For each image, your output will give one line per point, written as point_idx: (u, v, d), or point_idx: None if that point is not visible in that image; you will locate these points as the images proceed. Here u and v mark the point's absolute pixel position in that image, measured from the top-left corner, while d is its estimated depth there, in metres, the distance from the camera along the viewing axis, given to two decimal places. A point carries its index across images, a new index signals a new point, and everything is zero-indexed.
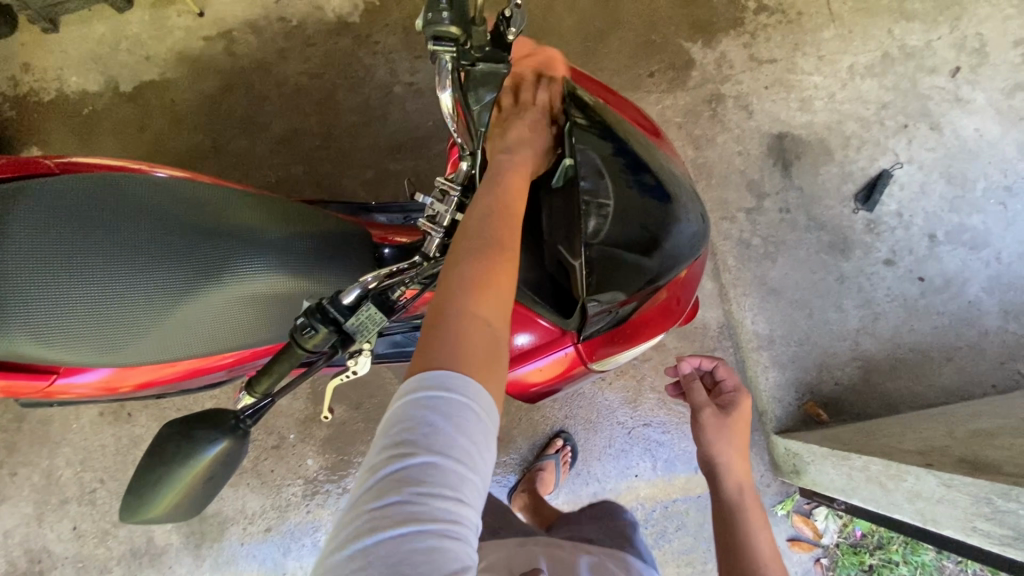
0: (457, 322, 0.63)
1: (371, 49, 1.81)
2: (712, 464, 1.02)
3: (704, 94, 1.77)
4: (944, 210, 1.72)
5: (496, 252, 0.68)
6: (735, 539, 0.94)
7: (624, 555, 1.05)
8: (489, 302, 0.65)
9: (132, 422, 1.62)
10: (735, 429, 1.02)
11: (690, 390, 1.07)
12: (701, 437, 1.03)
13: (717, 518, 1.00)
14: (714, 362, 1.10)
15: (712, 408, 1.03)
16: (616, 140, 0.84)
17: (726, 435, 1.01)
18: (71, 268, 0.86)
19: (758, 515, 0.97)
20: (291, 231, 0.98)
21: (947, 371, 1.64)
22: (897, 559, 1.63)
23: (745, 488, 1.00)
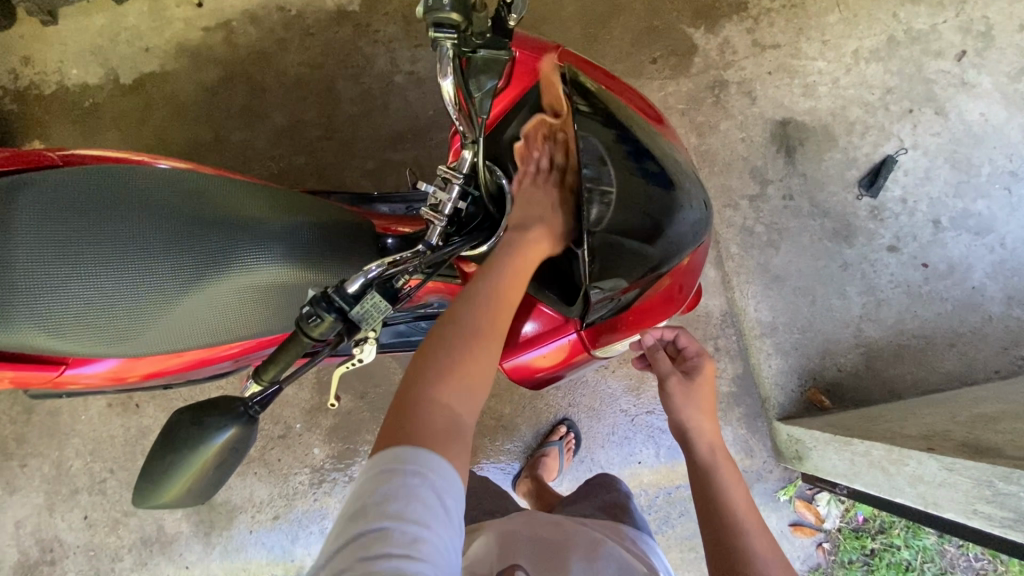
0: (429, 403, 0.70)
1: (371, 38, 1.80)
2: (681, 429, 1.00)
3: (707, 80, 1.75)
4: (949, 196, 1.71)
5: (471, 340, 0.75)
6: (710, 499, 0.92)
7: (621, 526, 1.11)
8: (460, 388, 0.73)
9: (140, 413, 1.64)
10: (701, 394, 1.01)
11: (656, 362, 1.04)
12: (667, 408, 1.02)
13: (696, 487, 0.95)
14: (675, 330, 1.06)
15: (678, 376, 1.01)
16: (620, 127, 0.84)
17: (693, 400, 1.00)
18: (78, 260, 0.87)
19: (731, 472, 0.95)
20: (296, 221, 0.98)
21: (950, 357, 1.64)
22: (898, 543, 1.65)
23: (717, 449, 0.98)
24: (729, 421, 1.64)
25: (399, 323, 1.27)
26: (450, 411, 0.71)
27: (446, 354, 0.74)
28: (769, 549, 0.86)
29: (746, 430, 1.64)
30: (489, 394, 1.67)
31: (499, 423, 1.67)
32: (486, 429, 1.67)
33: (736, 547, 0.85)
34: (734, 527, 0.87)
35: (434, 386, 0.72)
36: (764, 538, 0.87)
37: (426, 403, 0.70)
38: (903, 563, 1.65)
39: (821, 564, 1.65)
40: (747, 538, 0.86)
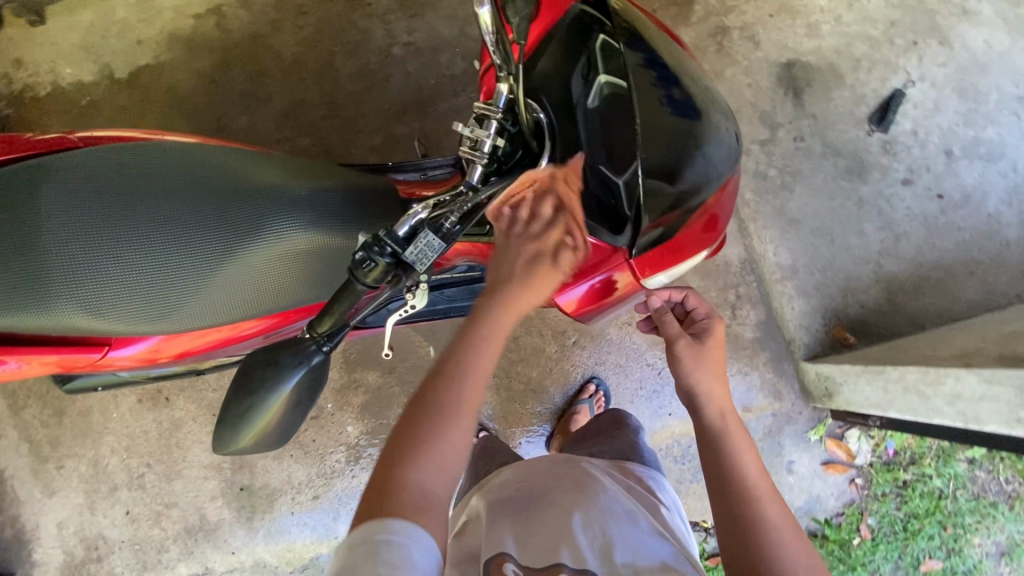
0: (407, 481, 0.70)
1: (365, 12, 1.77)
2: (689, 393, 0.96)
3: (709, 28, 1.73)
4: (960, 125, 1.71)
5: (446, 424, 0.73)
6: (723, 467, 0.89)
7: (630, 463, 1.16)
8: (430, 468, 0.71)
9: (171, 405, 1.65)
10: (711, 354, 0.97)
11: (662, 323, 0.99)
12: (674, 370, 0.97)
13: (706, 460, 0.91)
14: (684, 291, 1.02)
15: (686, 339, 0.97)
16: (645, 50, 0.83)
17: (705, 363, 0.95)
18: (110, 237, 0.87)
19: (742, 435, 0.92)
20: (322, 186, 0.98)
21: (971, 286, 1.65)
22: (930, 472, 1.68)
23: (728, 416, 0.94)
24: (756, 367, 1.65)
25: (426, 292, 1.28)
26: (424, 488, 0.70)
27: (432, 433, 0.72)
28: (785, 521, 0.84)
29: (774, 373, 1.65)
30: (516, 360, 1.68)
31: (528, 387, 1.68)
32: (515, 394, 1.68)
33: (750, 518, 0.83)
34: (747, 497, 0.85)
35: (416, 466, 0.71)
36: (778, 508, 0.85)
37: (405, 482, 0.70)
38: (935, 491, 1.68)
39: (856, 499, 1.68)
40: (762, 510, 0.84)
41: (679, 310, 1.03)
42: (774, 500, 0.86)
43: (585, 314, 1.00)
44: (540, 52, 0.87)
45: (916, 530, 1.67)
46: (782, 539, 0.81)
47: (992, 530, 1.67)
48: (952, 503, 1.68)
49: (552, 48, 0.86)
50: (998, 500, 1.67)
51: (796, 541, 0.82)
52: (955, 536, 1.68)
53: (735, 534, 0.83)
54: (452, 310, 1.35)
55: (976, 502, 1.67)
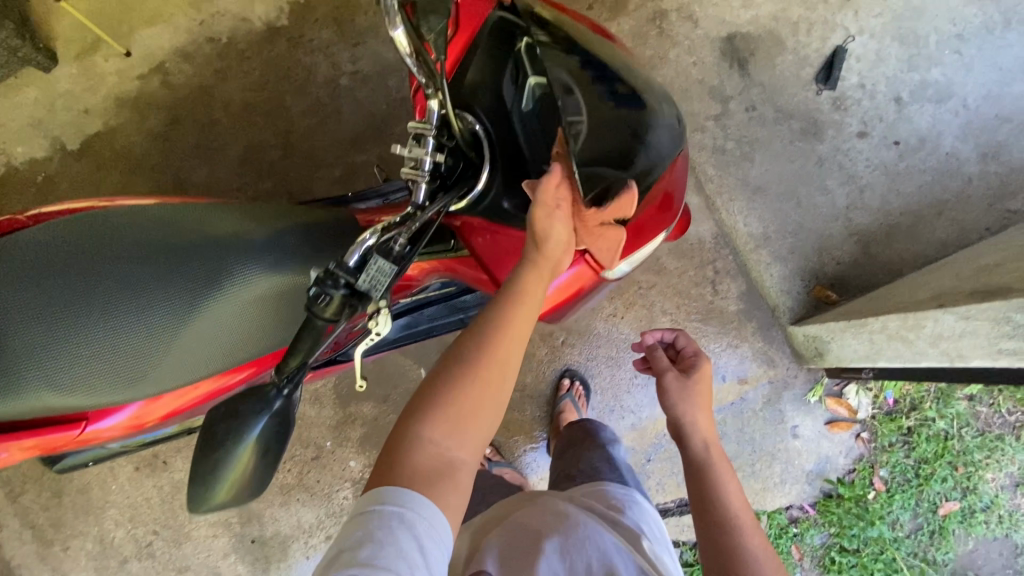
0: (424, 442, 0.72)
1: (307, 48, 1.78)
2: (677, 425, 1.05)
3: (647, 14, 1.76)
4: (904, 71, 1.73)
5: (466, 389, 0.74)
6: (710, 499, 0.98)
7: (609, 484, 1.18)
8: (449, 427, 0.73)
9: (169, 468, 1.63)
10: (699, 391, 1.07)
11: (653, 357, 1.12)
12: (664, 401, 1.07)
13: (691, 484, 1.02)
14: (675, 332, 1.15)
15: (675, 372, 1.08)
16: (584, 55, 0.84)
17: (691, 397, 1.05)
18: (75, 312, 0.86)
19: (727, 469, 1.01)
20: (278, 229, 0.98)
21: (941, 226, 1.67)
22: (932, 416, 1.68)
23: (712, 447, 1.03)
24: (745, 338, 1.66)
25: (404, 316, 1.27)
26: (442, 451, 0.73)
27: (450, 390, 0.74)
28: (761, 548, 0.93)
29: (763, 342, 1.66)
30: None
31: (524, 394, 1.67)
32: (512, 402, 1.67)
33: (732, 547, 0.92)
34: (730, 527, 0.94)
35: (432, 427, 0.73)
36: (760, 541, 0.94)
37: (419, 442, 0.72)
38: (940, 433, 1.68)
39: (864, 454, 1.68)
40: (744, 538, 0.93)
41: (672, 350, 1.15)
42: (755, 530, 0.95)
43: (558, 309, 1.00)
44: (466, 63, 0.87)
45: (928, 474, 1.68)
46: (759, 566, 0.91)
47: (1002, 463, 1.68)
48: (960, 442, 1.68)
49: (475, 63, 0.86)
50: (1003, 432, 1.68)
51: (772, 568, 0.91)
52: (967, 474, 1.68)
53: (718, 563, 0.93)
54: (434, 330, 1.33)
55: (983, 437, 1.68)
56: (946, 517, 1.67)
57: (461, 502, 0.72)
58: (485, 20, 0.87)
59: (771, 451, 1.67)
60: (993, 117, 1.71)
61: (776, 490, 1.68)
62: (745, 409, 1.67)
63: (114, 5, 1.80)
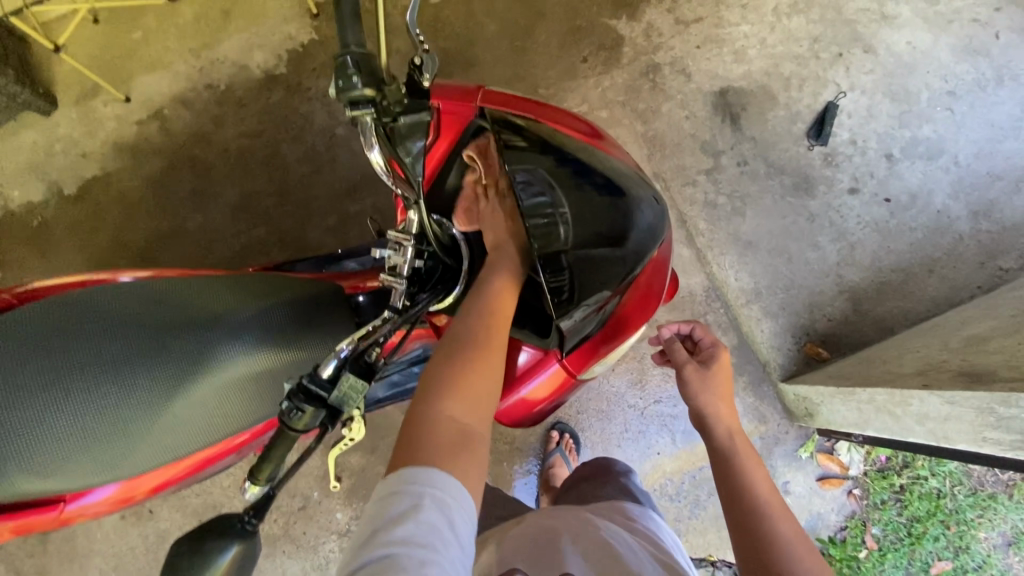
0: (439, 418, 0.71)
1: (304, 96, 1.80)
2: (699, 415, 0.99)
3: (640, 67, 1.78)
4: (896, 128, 1.75)
5: (473, 358, 0.77)
6: (736, 485, 0.90)
7: (625, 504, 1.14)
8: (465, 401, 0.74)
9: (155, 517, 1.62)
10: (717, 381, 1.01)
11: (671, 350, 1.05)
12: (683, 391, 1.01)
13: (717, 474, 0.94)
14: (692, 324, 1.07)
15: (693, 364, 1.02)
16: (557, 150, 0.88)
17: (710, 388, 0.99)
18: (55, 395, 0.85)
19: (753, 458, 0.94)
20: (263, 305, 0.99)
21: (932, 284, 1.67)
22: (925, 474, 1.67)
23: (736, 435, 0.97)
24: (736, 392, 1.66)
25: (393, 374, 1.21)
26: (459, 424, 0.72)
27: (458, 362, 0.77)
28: (796, 535, 0.85)
29: (754, 397, 1.66)
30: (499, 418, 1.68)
31: (513, 446, 1.66)
32: (502, 454, 1.66)
33: (764, 534, 0.85)
34: (759, 513, 0.87)
35: (448, 399, 0.73)
36: (790, 523, 0.86)
37: (438, 417, 0.71)
38: (933, 492, 1.67)
39: (856, 511, 1.67)
40: (774, 525, 0.85)
41: (689, 343, 1.08)
42: (787, 516, 0.87)
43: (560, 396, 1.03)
44: (447, 167, 0.96)
45: (921, 533, 1.66)
46: (793, 550, 0.83)
47: (995, 523, 1.66)
48: (952, 501, 1.67)
49: (453, 169, 0.95)
50: (996, 491, 1.67)
51: (808, 555, 0.83)
52: (960, 533, 1.66)
53: (749, 551, 0.85)
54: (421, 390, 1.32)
55: (975, 496, 1.67)
56: None
57: (483, 475, 0.69)
58: (466, 127, 0.95)
59: None
60: (984, 174, 1.72)
61: None
62: None
63: (116, 52, 1.83)
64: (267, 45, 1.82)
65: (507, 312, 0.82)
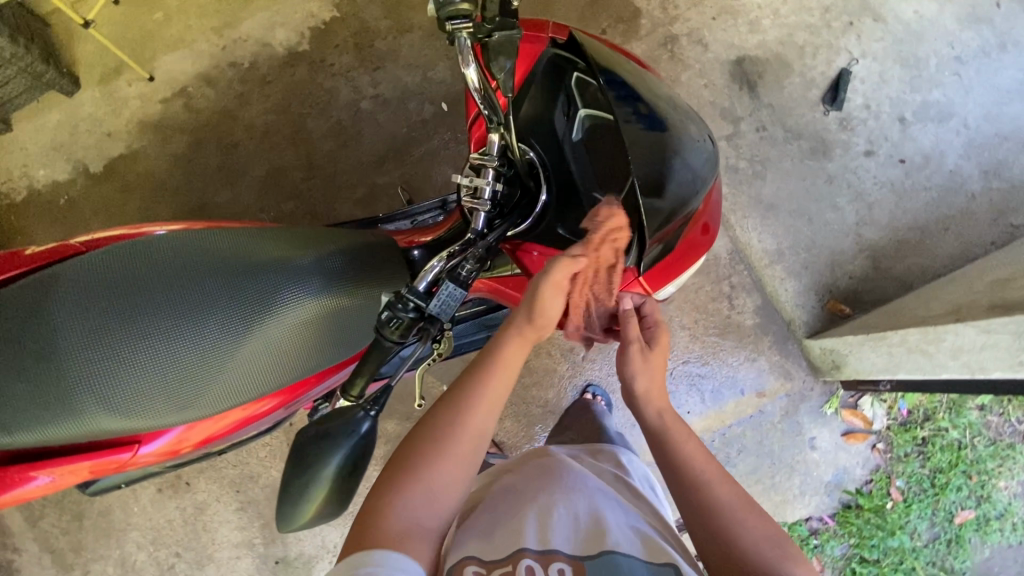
0: (397, 508, 0.79)
1: (328, 72, 1.83)
2: (631, 395, 0.92)
3: (658, 39, 1.82)
4: (907, 92, 1.80)
5: (440, 454, 0.81)
6: (677, 471, 0.89)
7: (604, 448, 1.25)
8: (425, 495, 0.80)
9: (192, 489, 1.63)
10: (656, 362, 0.91)
11: (619, 321, 0.90)
12: (619, 369, 0.91)
13: (656, 458, 0.92)
14: (644, 297, 0.95)
15: (639, 343, 0.89)
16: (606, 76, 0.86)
17: (649, 369, 0.90)
18: (131, 335, 0.88)
19: (681, 430, 0.91)
20: (324, 253, 1.00)
21: (947, 241, 1.72)
22: (945, 426, 1.72)
23: (667, 415, 0.91)
24: (762, 351, 1.70)
25: None
26: (414, 516, 0.79)
27: (430, 454, 0.81)
28: (742, 503, 0.87)
29: (780, 355, 1.70)
30: (530, 383, 1.70)
31: (546, 409, 1.69)
32: (535, 417, 1.69)
33: (705, 506, 0.86)
34: (698, 486, 0.88)
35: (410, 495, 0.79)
36: (730, 489, 0.88)
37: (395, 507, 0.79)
38: (954, 443, 1.72)
39: (881, 464, 1.71)
40: (714, 494, 0.87)
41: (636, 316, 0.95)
42: (731, 488, 0.89)
43: None
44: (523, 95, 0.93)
45: (944, 484, 1.71)
46: (743, 519, 0.85)
47: (1014, 471, 1.71)
48: (973, 452, 1.72)
49: (534, 87, 0.92)
50: (1014, 441, 1.72)
51: (753, 519, 0.86)
52: (982, 483, 1.71)
53: (699, 527, 0.87)
54: (463, 347, 1.35)
55: (995, 446, 1.72)
56: (963, 525, 1.70)
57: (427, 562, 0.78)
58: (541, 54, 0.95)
59: (790, 463, 1.70)
60: (993, 135, 1.78)
61: (795, 501, 1.70)
62: (763, 422, 1.70)
63: (138, 32, 1.84)
64: (289, 22, 1.84)
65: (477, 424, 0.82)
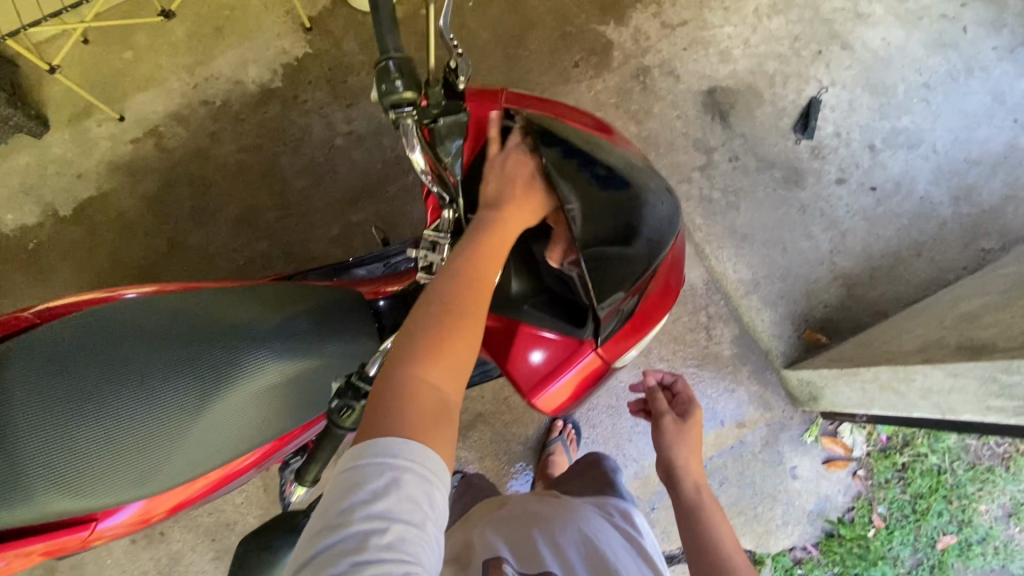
0: (419, 382, 0.67)
1: (301, 109, 1.82)
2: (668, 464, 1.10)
3: (630, 70, 1.83)
4: (876, 120, 1.82)
5: (454, 318, 0.72)
6: (702, 538, 1.04)
7: (609, 498, 1.17)
8: (443, 367, 0.70)
9: (167, 539, 1.59)
10: (691, 437, 1.09)
11: (653, 400, 1.12)
12: (657, 442, 1.10)
13: (683, 520, 1.08)
14: (675, 375, 1.14)
15: (672, 417, 1.10)
16: (560, 143, 0.86)
17: (686, 440, 1.08)
18: (84, 411, 0.85)
19: (715, 505, 1.08)
20: (287, 315, 0.99)
21: (920, 267, 1.74)
22: (925, 451, 1.73)
23: (701, 488, 1.09)
24: (740, 382, 1.70)
25: None
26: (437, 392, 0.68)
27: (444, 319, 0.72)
28: None
29: (758, 385, 1.70)
30: (510, 419, 1.69)
31: (526, 445, 1.68)
32: (515, 454, 1.67)
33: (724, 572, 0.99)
34: (721, 554, 1.01)
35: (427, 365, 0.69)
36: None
37: (416, 381, 0.67)
38: (934, 468, 1.73)
39: (862, 491, 1.71)
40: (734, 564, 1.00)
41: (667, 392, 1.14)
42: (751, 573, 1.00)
43: (583, 396, 1.03)
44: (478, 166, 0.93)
45: (925, 509, 1.71)
46: None
47: (994, 495, 1.72)
48: (953, 476, 1.72)
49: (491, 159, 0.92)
50: (993, 464, 1.73)
51: None
52: (962, 507, 1.72)
53: None
54: None
55: (974, 470, 1.73)
56: (944, 550, 1.71)
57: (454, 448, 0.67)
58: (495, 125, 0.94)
59: (772, 493, 1.69)
60: (962, 161, 1.80)
61: (778, 532, 1.69)
62: (744, 452, 1.69)
63: (107, 71, 1.82)
64: (262, 59, 1.83)
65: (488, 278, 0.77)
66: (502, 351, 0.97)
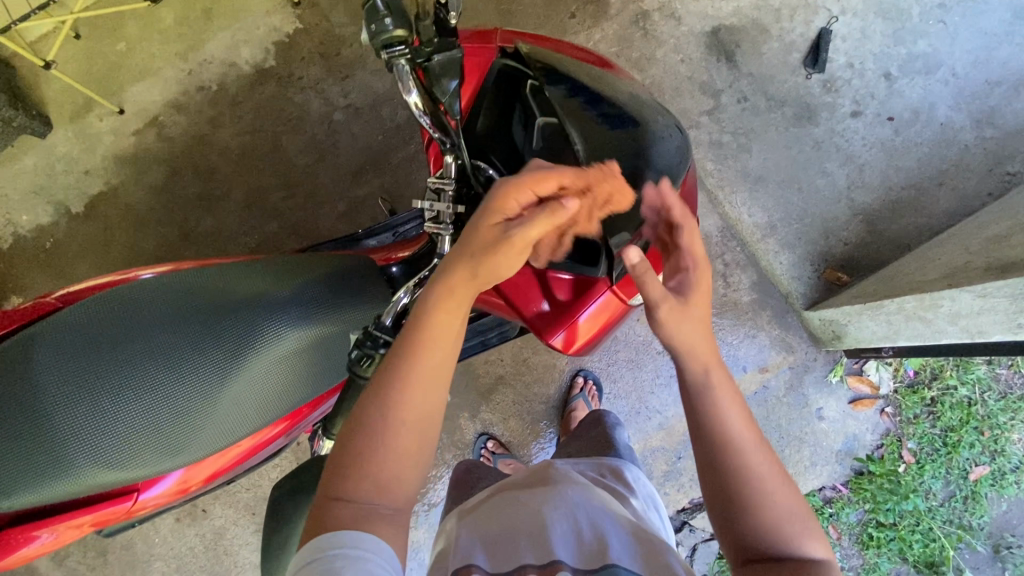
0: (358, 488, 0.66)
1: (297, 86, 1.80)
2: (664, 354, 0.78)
3: (629, 17, 1.76)
4: (891, 46, 1.74)
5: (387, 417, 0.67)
6: (712, 436, 0.74)
7: (606, 460, 1.16)
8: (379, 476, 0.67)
9: (209, 516, 1.65)
10: (695, 312, 0.77)
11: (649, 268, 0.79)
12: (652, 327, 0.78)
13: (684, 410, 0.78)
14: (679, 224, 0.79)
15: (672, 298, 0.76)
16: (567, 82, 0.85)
17: (689, 323, 0.76)
18: (117, 386, 0.87)
19: (729, 391, 0.76)
20: (301, 283, 0.99)
21: (943, 196, 1.68)
22: (954, 383, 1.70)
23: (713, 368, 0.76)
24: (761, 327, 1.68)
25: None
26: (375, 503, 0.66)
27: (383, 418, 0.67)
28: (771, 471, 0.74)
29: (779, 328, 1.68)
30: (531, 381, 1.69)
31: (549, 404, 1.69)
32: (538, 414, 1.69)
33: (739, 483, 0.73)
34: (732, 459, 0.73)
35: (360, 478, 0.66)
36: (766, 458, 0.74)
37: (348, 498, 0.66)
38: (964, 400, 1.70)
39: (891, 428, 1.70)
40: (746, 467, 0.73)
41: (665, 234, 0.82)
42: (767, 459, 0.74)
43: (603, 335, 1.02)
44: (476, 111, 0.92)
45: (956, 442, 1.69)
46: (769, 493, 0.73)
47: None
48: (983, 407, 1.70)
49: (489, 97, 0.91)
50: None
51: (784, 490, 0.73)
52: (994, 437, 1.70)
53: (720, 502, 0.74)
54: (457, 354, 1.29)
55: (1005, 400, 1.70)
56: (978, 481, 1.69)
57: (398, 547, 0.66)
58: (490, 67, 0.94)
59: (799, 436, 1.69)
60: (983, 82, 1.72)
61: (807, 473, 1.69)
62: (768, 397, 1.68)
63: (102, 65, 1.81)
64: (253, 40, 1.81)
65: (433, 362, 0.69)
66: (520, 291, 0.99)
